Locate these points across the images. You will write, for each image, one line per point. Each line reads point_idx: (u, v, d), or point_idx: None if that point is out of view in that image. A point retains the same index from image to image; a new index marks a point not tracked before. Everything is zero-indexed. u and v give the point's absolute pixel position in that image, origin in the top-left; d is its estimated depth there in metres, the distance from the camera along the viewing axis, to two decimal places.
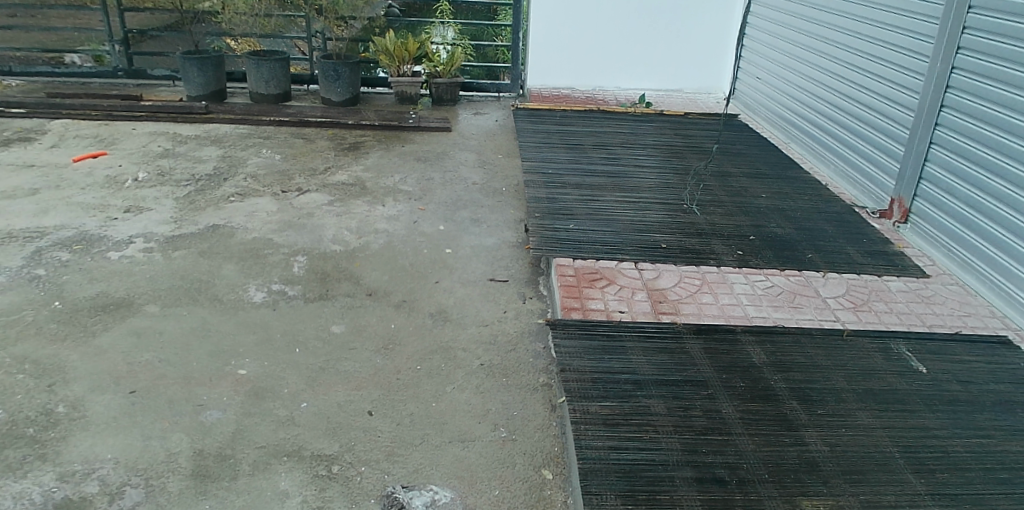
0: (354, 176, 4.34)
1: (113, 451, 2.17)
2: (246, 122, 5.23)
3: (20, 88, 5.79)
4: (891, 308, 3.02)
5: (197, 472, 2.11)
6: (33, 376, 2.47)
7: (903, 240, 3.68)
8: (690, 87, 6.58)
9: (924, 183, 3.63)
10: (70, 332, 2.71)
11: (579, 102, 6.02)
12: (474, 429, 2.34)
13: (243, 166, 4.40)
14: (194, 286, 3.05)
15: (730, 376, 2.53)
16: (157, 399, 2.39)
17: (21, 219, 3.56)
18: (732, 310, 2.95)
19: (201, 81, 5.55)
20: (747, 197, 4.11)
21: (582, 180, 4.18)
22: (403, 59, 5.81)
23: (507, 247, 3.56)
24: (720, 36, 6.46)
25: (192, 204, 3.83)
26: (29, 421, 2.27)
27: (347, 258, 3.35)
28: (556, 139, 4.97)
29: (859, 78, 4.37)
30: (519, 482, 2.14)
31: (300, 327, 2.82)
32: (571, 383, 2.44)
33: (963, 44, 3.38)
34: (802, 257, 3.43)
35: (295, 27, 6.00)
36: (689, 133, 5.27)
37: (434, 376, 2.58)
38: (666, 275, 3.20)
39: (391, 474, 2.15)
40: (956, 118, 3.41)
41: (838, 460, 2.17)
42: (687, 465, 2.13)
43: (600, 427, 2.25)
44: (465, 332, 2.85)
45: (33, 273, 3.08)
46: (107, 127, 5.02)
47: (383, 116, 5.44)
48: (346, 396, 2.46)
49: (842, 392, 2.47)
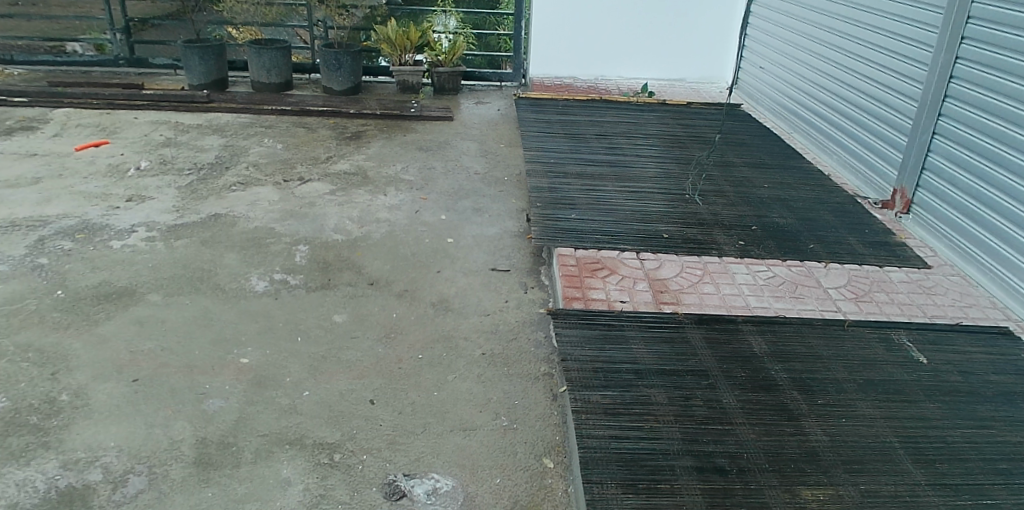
0: (356, 165, 4.33)
1: (116, 438, 2.19)
2: (248, 111, 5.22)
3: (22, 77, 5.79)
4: (893, 298, 3.02)
5: (200, 460, 2.13)
6: (36, 364, 2.48)
7: (905, 231, 3.67)
8: (693, 77, 6.55)
9: (927, 173, 3.62)
10: (73, 321, 2.72)
11: (580, 91, 6.00)
12: (475, 418, 2.35)
13: (245, 156, 4.39)
14: (196, 275, 3.06)
15: (731, 365, 2.53)
16: (160, 388, 2.40)
17: (23, 208, 3.57)
18: (734, 300, 2.96)
19: (202, 70, 5.54)
20: (749, 187, 4.10)
21: (584, 170, 4.18)
22: (405, 48, 5.78)
23: (509, 237, 3.56)
24: (723, 26, 6.43)
25: (194, 194, 3.83)
26: (33, 409, 2.28)
27: (348, 248, 3.35)
28: (558, 128, 4.96)
29: (862, 68, 4.34)
30: (521, 471, 2.15)
31: (302, 317, 2.83)
32: (572, 372, 2.45)
33: (967, 34, 3.35)
34: (804, 247, 3.42)
35: (296, 16, 5.99)
36: (692, 123, 5.25)
37: (435, 366, 2.59)
38: (667, 265, 3.19)
39: (393, 462, 2.16)
40: (959, 108, 3.39)
41: (838, 449, 2.18)
42: (687, 454, 2.14)
43: (601, 417, 2.26)
44: (467, 321, 2.86)
45: (37, 262, 3.09)
46: (109, 117, 5.01)
47: (385, 105, 5.42)
48: (348, 385, 2.47)
49: (843, 382, 2.47)
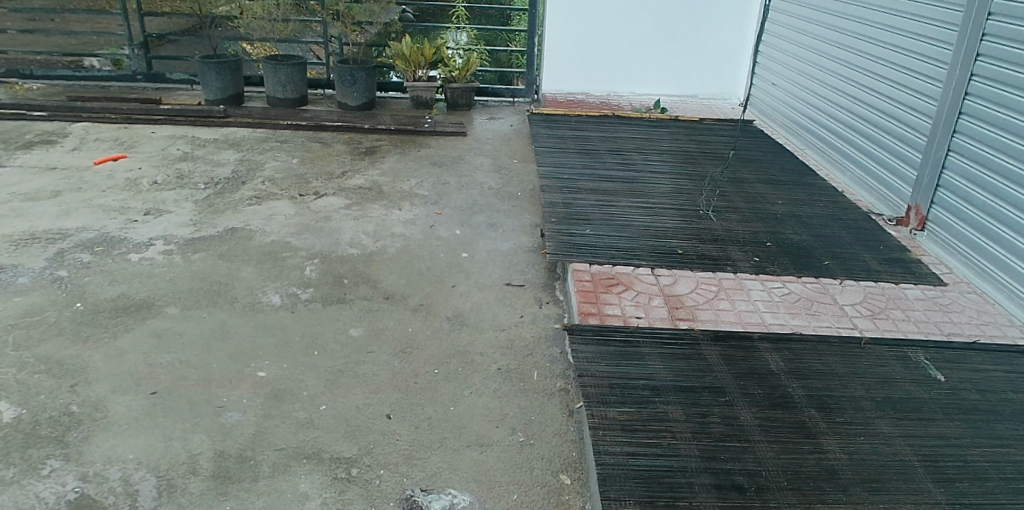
0: (370, 180, 4.36)
1: (135, 451, 2.20)
2: (263, 126, 5.27)
3: (41, 92, 5.87)
4: (909, 316, 3.00)
5: (217, 474, 2.13)
6: (56, 377, 2.49)
7: (919, 248, 3.67)
8: (705, 93, 6.59)
9: (941, 190, 3.62)
10: (92, 333, 2.74)
11: (593, 107, 6.05)
12: (492, 433, 2.35)
13: (261, 170, 4.43)
14: (213, 289, 3.08)
15: (748, 382, 2.52)
16: (177, 401, 2.41)
17: (44, 220, 3.61)
18: (749, 317, 2.95)
19: (219, 85, 5.60)
20: (763, 203, 4.10)
21: (597, 185, 4.19)
22: (419, 64, 5.84)
23: (524, 252, 3.57)
24: (737, 43, 6.45)
25: (211, 207, 3.87)
26: (52, 421, 2.29)
27: (364, 262, 3.37)
28: (571, 144, 4.98)
29: (876, 84, 4.35)
30: (538, 487, 2.15)
31: (318, 331, 2.83)
32: (589, 388, 2.45)
33: (982, 51, 3.36)
34: (819, 264, 3.41)
35: (310, 32, 6.04)
36: (705, 139, 5.26)
37: (451, 380, 2.60)
38: (682, 281, 3.20)
39: (410, 477, 2.16)
40: (975, 126, 3.39)
41: (857, 468, 2.17)
42: (706, 472, 2.13)
43: (618, 433, 2.26)
44: (483, 336, 2.86)
45: (56, 274, 3.12)
46: (126, 131, 5.07)
47: (398, 120, 5.46)
48: (365, 399, 2.47)
49: (861, 400, 2.46)
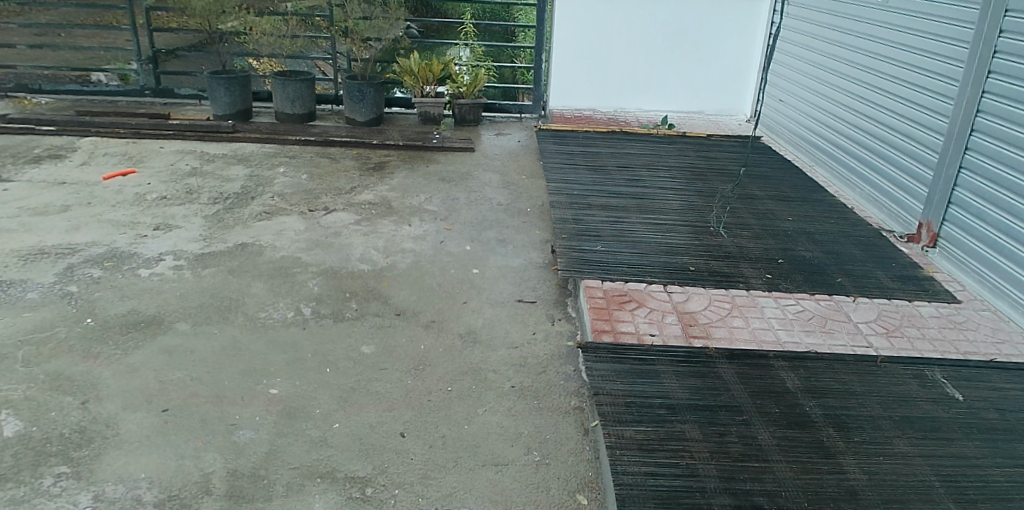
0: (380, 195, 4.35)
1: (147, 470, 2.17)
2: (272, 141, 5.28)
3: (50, 106, 5.89)
4: (924, 334, 2.98)
5: (231, 493, 2.10)
6: (66, 394, 2.47)
7: (931, 264, 3.65)
8: (711, 109, 6.61)
9: (954, 207, 3.61)
10: (102, 350, 2.72)
11: (601, 123, 6.07)
12: (507, 452, 2.32)
13: (270, 185, 4.43)
14: (224, 305, 3.06)
15: (764, 401, 2.50)
16: (189, 418, 2.39)
17: (53, 235, 3.60)
18: (764, 334, 2.93)
19: (228, 100, 5.61)
20: (773, 220, 4.09)
21: (608, 201, 4.18)
22: (427, 80, 5.87)
23: (535, 268, 3.55)
24: (743, 59, 6.47)
25: (220, 223, 3.85)
26: (63, 439, 2.27)
27: (374, 278, 3.36)
28: (580, 160, 4.98)
29: (885, 101, 4.35)
30: (555, 507, 2.12)
31: (330, 348, 2.81)
32: (604, 407, 2.42)
33: (993, 69, 3.37)
34: (832, 282, 3.40)
35: (316, 49, 6.06)
36: (713, 155, 5.27)
37: (464, 398, 2.57)
38: (695, 298, 3.18)
39: (425, 497, 2.13)
40: (987, 143, 3.39)
41: (878, 489, 2.13)
42: (725, 492, 2.10)
43: (636, 453, 2.23)
44: (496, 354, 2.84)
45: (66, 290, 3.10)
46: (135, 146, 5.07)
47: (406, 136, 5.47)
48: (378, 417, 2.45)
49: (880, 419, 2.43)
